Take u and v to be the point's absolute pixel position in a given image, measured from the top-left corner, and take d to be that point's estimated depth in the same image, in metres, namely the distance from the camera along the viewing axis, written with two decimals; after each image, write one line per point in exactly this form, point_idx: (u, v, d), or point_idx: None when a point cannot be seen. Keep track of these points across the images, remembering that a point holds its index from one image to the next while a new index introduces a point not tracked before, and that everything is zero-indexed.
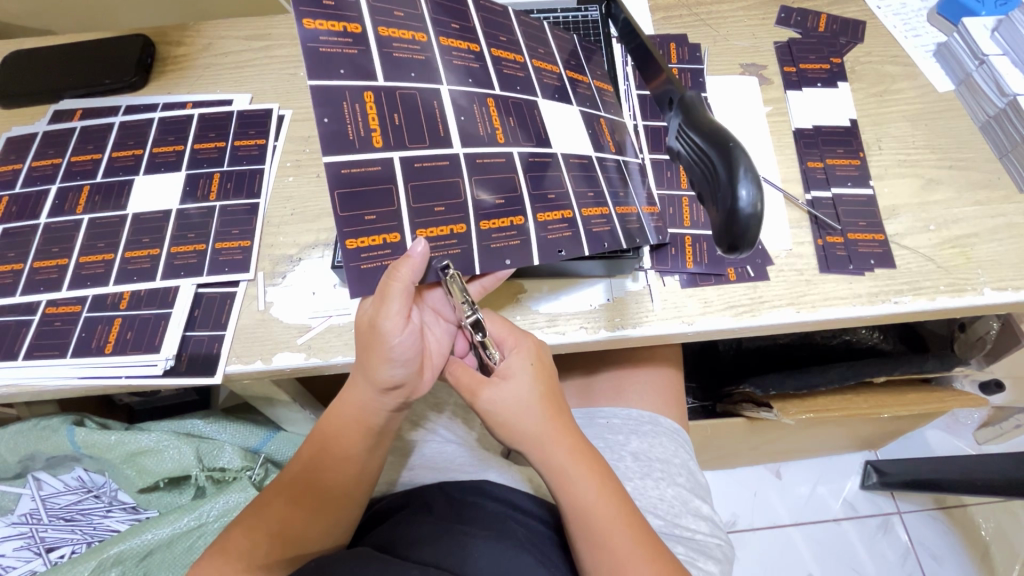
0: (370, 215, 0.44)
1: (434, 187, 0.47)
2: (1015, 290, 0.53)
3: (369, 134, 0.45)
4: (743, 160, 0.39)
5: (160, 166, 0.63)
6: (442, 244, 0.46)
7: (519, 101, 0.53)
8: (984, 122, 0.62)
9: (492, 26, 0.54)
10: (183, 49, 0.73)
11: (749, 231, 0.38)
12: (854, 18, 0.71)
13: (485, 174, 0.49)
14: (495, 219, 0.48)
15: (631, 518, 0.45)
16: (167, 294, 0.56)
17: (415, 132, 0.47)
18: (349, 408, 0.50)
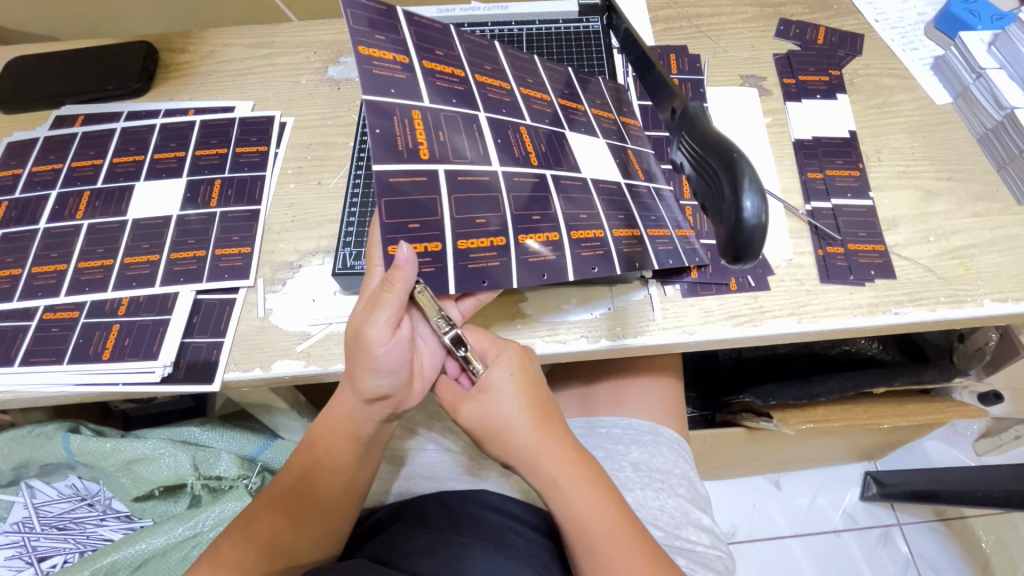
0: (414, 224, 0.44)
1: (479, 201, 0.47)
2: (1014, 301, 0.53)
3: (416, 152, 0.45)
4: (746, 169, 0.39)
5: (161, 172, 0.63)
6: (481, 255, 0.46)
7: (548, 134, 0.54)
8: (982, 134, 0.63)
9: (520, 69, 0.57)
10: (186, 56, 0.74)
11: (753, 241, 0.38)
12: (852, 32, 0.72)
13: (517, 194, 0.49)
14: (534, 233, 0.48)
15: (627, 527, 0.44)
16: (166, 301, 0.55)
17: (456, 154, 0.48)
18: (340, 419, 0.49)
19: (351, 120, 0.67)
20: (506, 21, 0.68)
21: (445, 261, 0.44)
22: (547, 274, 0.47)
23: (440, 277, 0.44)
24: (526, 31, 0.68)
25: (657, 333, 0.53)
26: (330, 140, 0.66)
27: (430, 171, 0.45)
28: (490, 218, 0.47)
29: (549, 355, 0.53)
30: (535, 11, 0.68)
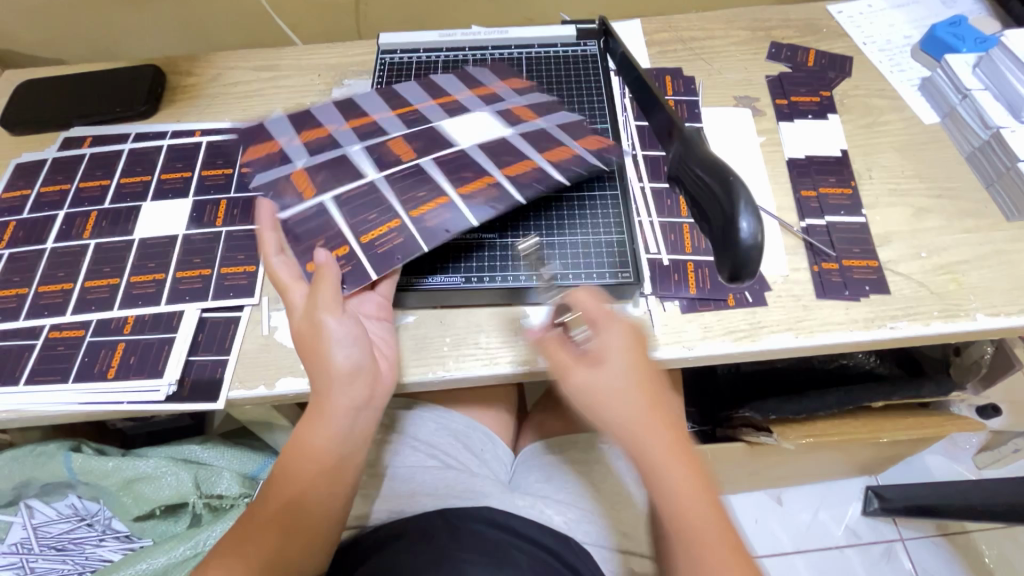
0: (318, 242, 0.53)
1: (396, 189, 0.55)
2: (1007, 315, 0.55)
3: (337, 169, 0.57)
4: (742, 191, 0.41)
5: (167, 192, 0.64)
6: (371, 231, 0.53)
7: (506, 140, 0.59)
8: (970, 153, 0.64)
9: (515, 99, 0.64)
10: (193, 79, 0.76)
11: (751, 261, 0.40)
12: (841, 54, 0.75)
13: (430, 180, 0.56)
14: (422, 208, 0.54)
15: (723, 525, 0.41)
16: (171, 319, 0.56)
17: (400, 158, 0.57)
18: (314, 417, 0.47)
19: None
20: (506, 45, 0.70)
21: (341, 237, 0.53)
22: (397, 249, 0.52)
23: (360, 271, 0.51)
24: (525, 55, 0.70)
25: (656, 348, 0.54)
26: None
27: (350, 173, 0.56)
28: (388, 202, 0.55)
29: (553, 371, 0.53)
30: (535, 35, 0.71)
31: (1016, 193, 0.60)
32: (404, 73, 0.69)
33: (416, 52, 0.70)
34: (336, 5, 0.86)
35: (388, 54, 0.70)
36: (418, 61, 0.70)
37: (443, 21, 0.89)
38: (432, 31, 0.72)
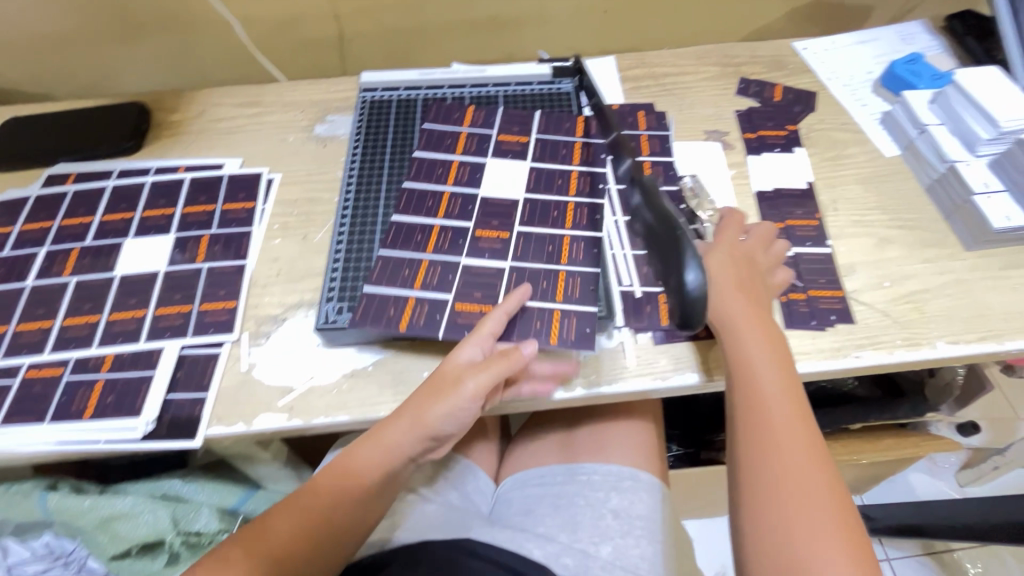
0: (392, 311, 0.55)
1: (522, 252, 0.59)
2: (967, 343, 0.56)
3: (417, 266, 0.58)
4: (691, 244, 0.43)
5: (149, 229, 0.65)
6: (547, 288, 0.56)
7: (554, 170, 0.65)
8: (929, 184, 0.67)
9: (547, 148, 0.67)
10: (178, 115, 0.77)
11: (694, 311, 0.43)
12: (806, 89, 0.78)
13: (541, 236, 0.60)
14: (564, 252, 0.59)
15: (802, 412, 0.47)
16: (150, 357, 0.56)
17: (492, 229, 0.60)
18: (385, 446, 0.51)
19: (336, 176, 0.70)
20: (483, 83, 0.73)
21: (535, 306, 0.55)
22: (584, 283, 0.57)
23: None
24: (502, 92, 0.73)
25: (632, 380, 0.55)
26: (316, 196, 0.69)
27: (448, 260, 0.58)
28: (522, 269, 0.58)
29: (528, 405, 0.54)
30: (511, 74, 0.73)
31: (972, 223, 0.62)
32: (383, 110, 0.73)
33: (397, 90, 0.74)
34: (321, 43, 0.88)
35: (370, 93, 0.74)
36: (398, 98, 0.74)
37: (425, 57, 0.91)
38: (412, 68, 0.75)
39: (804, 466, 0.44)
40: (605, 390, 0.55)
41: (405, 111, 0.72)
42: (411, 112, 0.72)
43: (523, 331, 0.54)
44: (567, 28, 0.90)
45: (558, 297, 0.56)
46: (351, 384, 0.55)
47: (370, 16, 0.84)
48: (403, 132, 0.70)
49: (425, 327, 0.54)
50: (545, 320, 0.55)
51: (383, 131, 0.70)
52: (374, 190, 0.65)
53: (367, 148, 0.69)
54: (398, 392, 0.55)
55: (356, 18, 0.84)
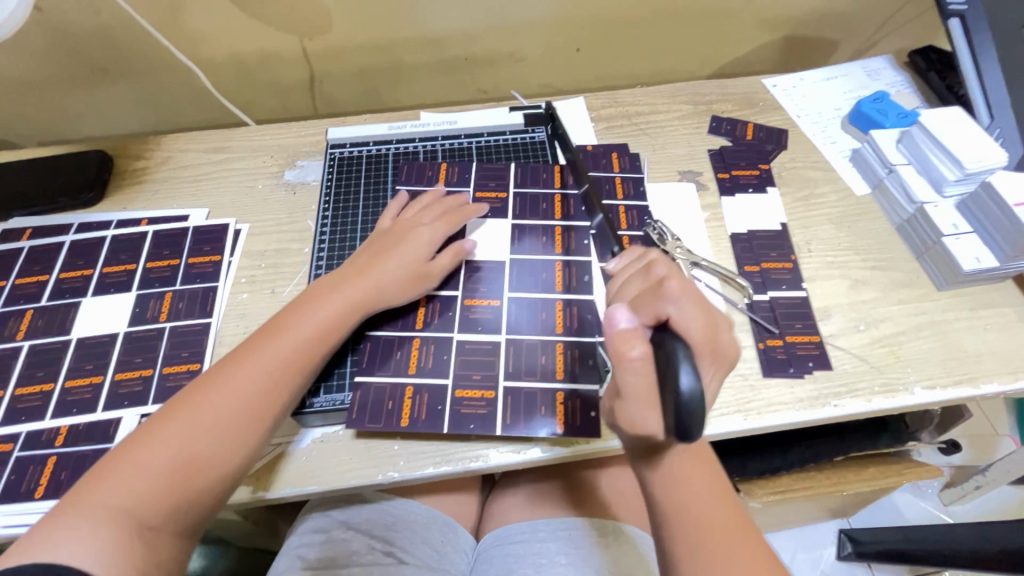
0: (389, 403, 0.55)
1: (515, 323, 0.59)
2: (943, 387, 0.56)
3: (408, 348, 0.58)
4: (679, 348, 0.38)
5: (109, 287, 0.63)
6: (547, 365, 0.57)
7: (536, 225, 0.66)
8: (900, 224, 0.67)
9: (529, 202, 0.68)
10: (142, 162, 0.75)
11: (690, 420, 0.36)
12: (777, 127, 0.78)
13: (532, 300, 0.61)
14: (558, 319, 0.59)
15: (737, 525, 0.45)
16: (107, 427, 0.54)
17: (481, 296, 0.61)
18: (305, 337, 0.53)
19: (308, 226, 0.69)
20: (455, 135, 0.75)
21: (536, 388, 0.56)
22: (584, 355, 0.57)
23: (491, 417, 0.54)
24: (475, 144, 0.75)
25: (611, 437, 0.54)
26: (285, 247, 0.67)
27: (439, 337, 0.58)
28: (518, 342, 0.58)
29: (504, 467, 0.53)
30: (484, 125, 0.76)
31: (943, 264, 0.63)
32: (355, 162, 0.73)
33: (366, 145, 0.75)
34: (291, 85, 0.87)
35: (338, 149, 0.75)
36: (367, 153, 0.74)
37: (399, 97, 0.91)
38: (381, 122, 0.76)
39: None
40: (585, 448, 0.54)
41: (375, 167, 0.73)
42: (381, 169, 0.73)
43: (528, 417, 0.54)
44: (540, 65, 0.90)
45: (558, 376, 0.56)
46: (321, 451, 0.54)
47: (341, 57, 0.83)
48: (374, 191, 0.71)
49: (426, 423, 0.54)
50: (549, 404, 0.55)
51: (356, 186, 0.71)
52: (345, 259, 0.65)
53: (339, 207, 0.69)
54: (370, 458, 0.53)
55: (327, 59, 0.83)
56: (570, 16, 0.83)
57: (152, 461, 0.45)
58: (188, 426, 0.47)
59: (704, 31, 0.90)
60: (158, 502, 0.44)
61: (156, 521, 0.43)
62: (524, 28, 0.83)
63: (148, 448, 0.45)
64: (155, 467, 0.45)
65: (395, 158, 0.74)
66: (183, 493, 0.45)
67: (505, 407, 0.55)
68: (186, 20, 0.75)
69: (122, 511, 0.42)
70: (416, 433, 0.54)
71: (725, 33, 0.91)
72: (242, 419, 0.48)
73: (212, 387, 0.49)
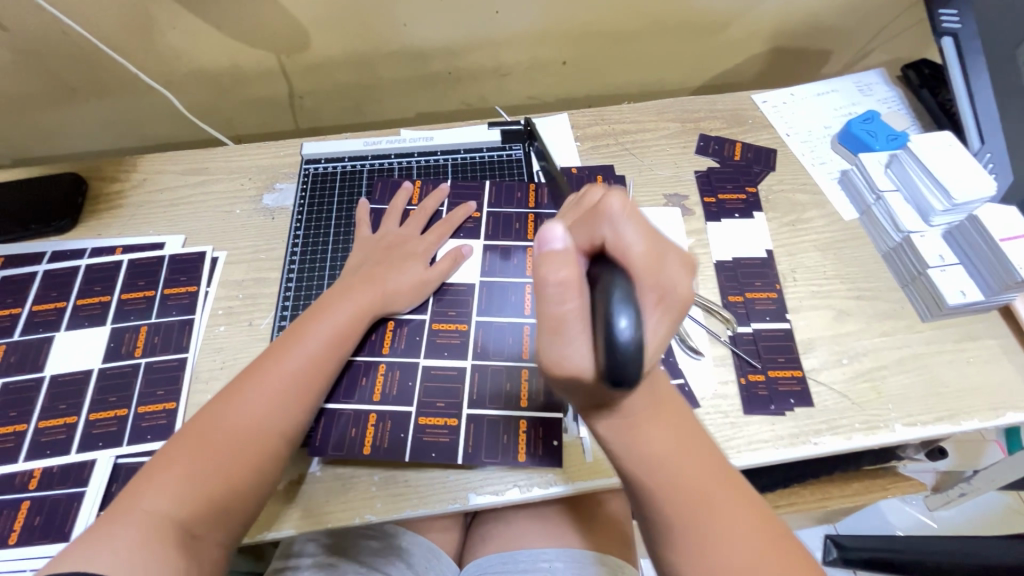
0: (353, 431, 0.54)
1: (482, 347, 0.59)
2: (923, 424, 0.56)
3: (374, 375, 0.57)
4: (617, 281, 0.30)
5: (84, 320, 0.62)
6: (512, 392, 0.56)
7: (508, 247, 0.65)
8: (886, 251, 0.66)
9: (502, 221, 0.67)
10: (117, 185, 0.73)
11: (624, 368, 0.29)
12: (766, 146, 0.77)
13: (501, 326, 0.60)
14: (526, 345, 0.59)
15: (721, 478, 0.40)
16: (82, 470, 0.53)
17: (449, 320, 0.60)
18: (321, 342, 0.54)
19: (283, 253, 0.67)
20: (432, 151, 0.74)
21: (500, 416, 0.55)
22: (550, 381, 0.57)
23: (453, 447, 0.54)
24: (451, 161, 0.73)
25: (586, 477, 0.54)
26: (263, 276, 0.66)
27: (405, 362, 0.58)
28: (484, 369, 0.57)
29: (484, 507, 0.53)
30: (461, 141, 0.74)
31: (928, 296, 0.62)
32: (328, 182, 0.72)
33: (340, 161, 0.74)
34: (270, 100, 0.84)
35: (312, 164, 0.73)
36: (341, 170, 0.73)
37: (382, 110, 0.89)
38: (358, 138, 0.75)
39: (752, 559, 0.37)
40: (566, 488, 0.53)
41: (348, 185, 0.72)
42: (354, 187, 0.72)
43: (490, 446, 0.54)
44: (524, 78, 0.88)
45: (522, 404, 0.56)
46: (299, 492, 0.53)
47: (320, 73, 0.81)
48: (347, 213, 0.70)
49: (388, 450, 0.54)
50: (512, 432, 0.55)
51: (329, 205, 0.70)
52: (317, 288, 0.64)
53: (310, 229, 0.68)
54: (348, 499, 0.53)
55: (306, 75, 0.81)
56: (555, 30, 0.81)
57: (191, 469, 0.45)
58: (217, 434, 0.48)
59: (694, 43, 0.88)
60: (202, 506, 0.44)
61: (200, 525, 0.44)
62: (508, 42, 0.81)
63: (182, 459, 0.46)
64: (196, 475, 0.45)
65: (370, 175, 0.72)
66: (226, 495, 0.45)
67: (467, 436, 0.54)
68: (158, 39, 0.73)
69: (168, 517, 0.43)
70: (379, 460, 0.54)
71: (715, 44, 0.89)
72: (266, 424, 0.49)
73: (232, 397, 0.50)
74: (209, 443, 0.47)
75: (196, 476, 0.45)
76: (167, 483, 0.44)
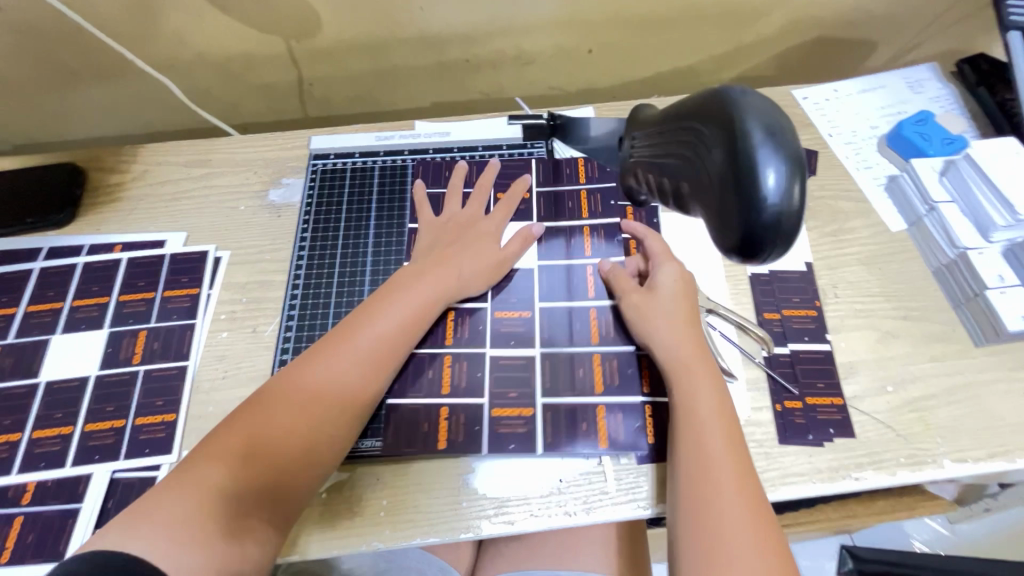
0: (425, 425, 0.53)
1: (549, 333, 0.58)
2: (975, 461, 0.52)
3: (440, 366, 0.56)
4: (753, 106, 0.39)
5: (80, 322, 0.59)
6: (585, 378, 0.55)
7: (563, 227, 0.64)
8: (937, 268, 0.62)
9: (555, 201, 0.65)
10: (116, 176, 0.70)
11: (786, 228, 0.38)
12: (806, 148, 0.71)
13: (564, 311, 0.59)
14: (592, 329, 0.58)
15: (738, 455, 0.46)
16: (76, 485, 0.51)
17: (511, 306, 0.59)
18: (394, 323, 0.53)
19: (289, 254, 0.64)
20: (448, 148, 0.69)
21: (575, 404, 0.54)
22: (622, 365, 0.56)
23: (530, 436, 0.53)
24: (467, 159, 0.69)
25: (607, 511, 0.50)
26: (268, 278, 0.62)
27: (472, 352, 0.57)
28: (553, 356, 0.57)
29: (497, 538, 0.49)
30: (478, 138, 0.69)
31: (984, 320, 0.57)
32: (337, 180, 0.68)
33: (351, 156, 0.70)
34: (278, 87, 0.80)
35: (320, 160, 0.69)
36: (351, 166, 0.69)
37: (395, 99, 0.84)
38: (370, 132, 0.71)
39: (723, 525, 0.43)
40: (583, 520, 0.50)
41: (358, 183, 0.68)
42: (365, 186, 0.67)
43: (569, 434, 0.53)
44: (547, 67, 0.82)
45: (598, 390, 0.55)
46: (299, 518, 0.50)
47: (330, 58, 0.76)
48: (357, 215, 0.66)
49: (465, 443, 0.52)
50: (590, 420, 0.54)
51: (337, 205, 0.66)
52: (323, 292, 0.61)
53: (317, 229, 0.65)
54: (352, 527, 0.50)
55: (315, 61, 0.76)
56: (582, 15, 0.75)
57: (242, 458, 0.44)
58: (273, 422, 0.47)
59: (730, 31, 0.81)
60: (249, 488, 0.44)
61: (246, 505, 0.43)
62: (531, 29, 0.76)
63: (237, 446, 0.45)
64: (253, 458, 0.45)
65: (381, 174, 0.68)
66: (282, 478, 0.45)
67: (546, 426, 0.53)
68: (158, 19, 0.68)
69: (217, 491, 0.42)
70: (456, 454, 0.52)
71: (754, 33, 0.82)
72: (330, 415, 0.48)
73: (294, 383, 0.49)
74: (267, 428, 0.46)
75: (248, 455, 0.44)
76: (219, 471, 0.43)
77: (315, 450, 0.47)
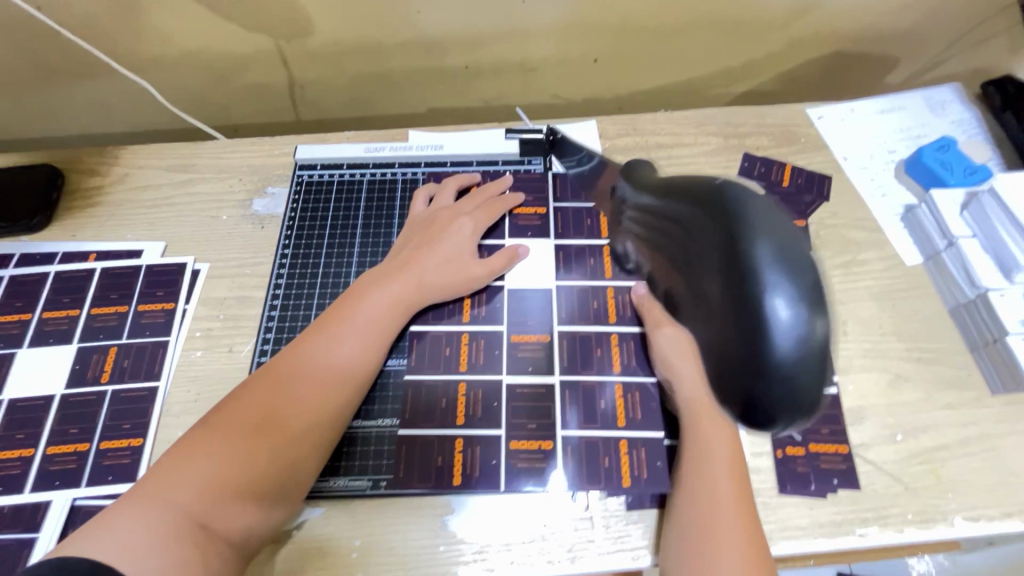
0: (438, 459, 0.51)
1: (569, 360, 0.55)
2: (988, 520, 0.49)
3: (454, 396, 0.53)
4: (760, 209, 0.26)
5: (48, 336, 0.56)
6: (607, 411, 0.52)
7: (582, 246, 0.60)
8: (954, 307, 0.58)
9: (575, 218, 0.62)
10: (95, 179, 0.67)
11: (808, 393, 0.25)
12: (819, 171, 0.67)
13: (584, 337, 0.56)
14: (613, 356, 0.55)
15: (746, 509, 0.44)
16: (34, 512, 0.48)
17: (529, 330, 0.56)
18: (369, 319, 0.51)
19: (269, 269, 0.61)
20: (440, 161, 0.66)
21: (599, 437, 0.51)
22: (645, 398, 0.53)
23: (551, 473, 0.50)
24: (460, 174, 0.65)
25: (597, 560, 0.47)
26: (247, 294, 0.59)
27: (487, 380, 0.54)
28: (573, 386, 0.53)
29: None
30: (472, 152, 0.66)
31: (1003, 367, 0.54)
32: (323, 192, 0.65)
33: (338, 167, 0.66)
34: (269, 89, 0.77)
35: (307, 170, 0.66)
36: (338, 178, 0.66)
37: (391, 104, 0.81)
38: (359, 142, 0.67)
39: (735, 555, 0.41)
40: (569, 569, 0.47)
41: (345, 196, 0.64)
42: (353, 198, 0.64)
43: (590, 470, 0.50)
44: (551, 76, 0.79)
45: (620, 424, 0.52)
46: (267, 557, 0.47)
47: (323, 61, 0.73)
48: (342, 229, 0.63)
49: (480, 479, 0.50)
50: (613, 455, 0.51)
51: (321, 219, 0.63)
52: (302, 312, 0.58)
53: (300, 243, 0.62)
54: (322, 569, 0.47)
55: (308, 63, 0.73)
56: (588, 22, 0.71)
57: (221, 446, 0.42)
58: (256, 411, 0.44)
59: (744, 43, 0.77)
60: (230, 483, 0.40)
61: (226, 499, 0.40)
62: (534, 35, 0.72)
63: (221, 431, 0.42)
64: (233, 447, 0.42)
65: (370, 187, 0.65)
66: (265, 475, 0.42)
67: (567, 461, 0.50)
68: (143, 17, 0.65)
69: (199, 505, 0.39)
70: (470, 491, 0.50)
71: (768, 45, 0.78)
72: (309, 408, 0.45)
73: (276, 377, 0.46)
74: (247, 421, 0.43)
75: (223, 463, 0.41)
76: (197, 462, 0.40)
77: (302, 450, 0.44)
